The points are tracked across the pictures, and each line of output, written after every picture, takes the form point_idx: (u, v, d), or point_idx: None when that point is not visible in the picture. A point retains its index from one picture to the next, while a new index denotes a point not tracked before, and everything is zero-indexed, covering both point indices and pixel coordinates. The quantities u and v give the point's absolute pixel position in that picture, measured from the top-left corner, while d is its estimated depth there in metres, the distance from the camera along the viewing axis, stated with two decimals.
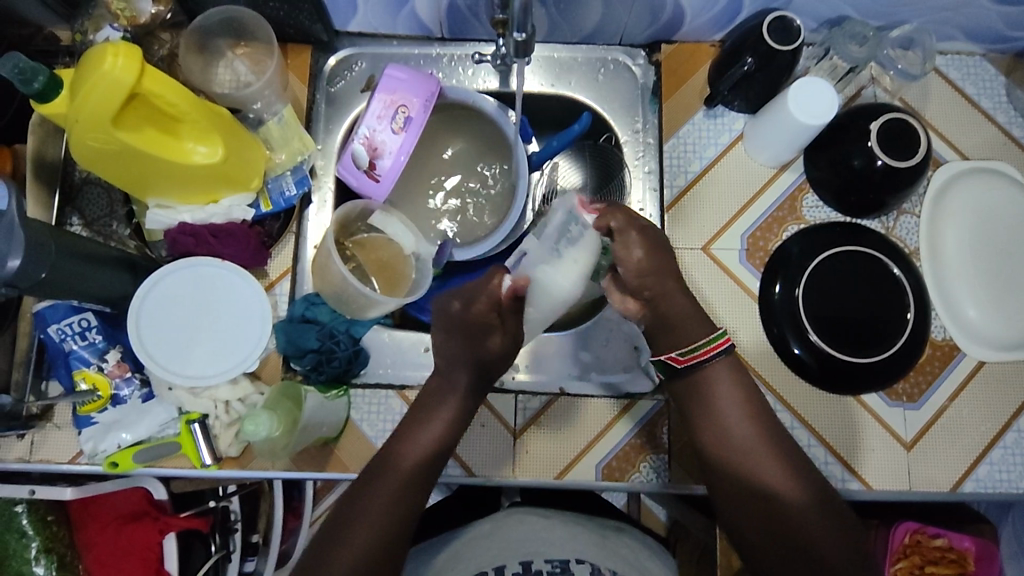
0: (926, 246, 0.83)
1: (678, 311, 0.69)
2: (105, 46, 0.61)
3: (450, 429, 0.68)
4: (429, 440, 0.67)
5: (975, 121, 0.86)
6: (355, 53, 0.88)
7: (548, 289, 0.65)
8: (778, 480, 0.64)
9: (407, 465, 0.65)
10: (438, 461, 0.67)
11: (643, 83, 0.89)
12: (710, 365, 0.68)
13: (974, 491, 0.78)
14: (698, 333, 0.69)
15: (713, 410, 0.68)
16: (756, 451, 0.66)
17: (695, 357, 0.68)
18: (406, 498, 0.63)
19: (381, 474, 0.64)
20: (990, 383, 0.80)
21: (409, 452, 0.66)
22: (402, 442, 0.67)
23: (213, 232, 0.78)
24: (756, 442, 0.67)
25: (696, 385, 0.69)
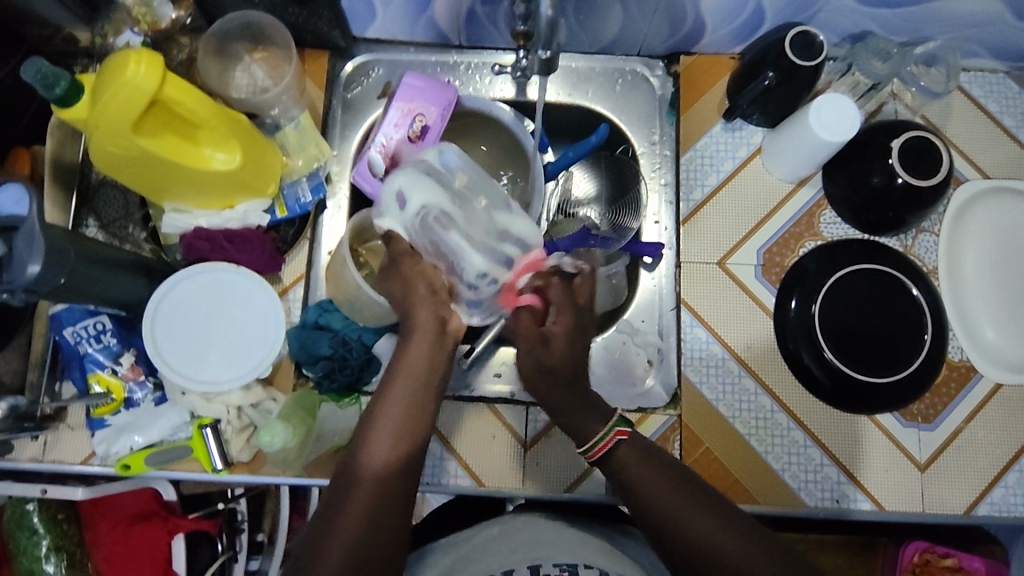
0: (945, 264, 0.82)
1: (570, 409, 0.62)
2: (128, 53, 0.61)
3: (412, 413, 0.59)
4: (393, 435, 0.58)
5: (996, 139, 0.85)
6: (372, 59, 0.88)
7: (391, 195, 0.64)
8: (729, 535, 0.57)
9: (373, 470, 0.57)
10: (408, 455, 0.58)
11: (661, 94, 0.88)
12: (615, 453, 0.61)
13: (988, 515, 0.77)
14: (594, 427, 0.62)
15: (630, 486, 0.60)
16: (680, 500, 0.59)
17: (603, 446, 0.61)
18: (387, 510, 0.56)
19: (345, 487, 0.56)
20: (1006, 405, 0.80)
21: (376, 456, 0.57)
22: (364, 446, 0.58)
23: (228, 237, 0.78)
24: (675, 485, 0.60)
25: (615, 474, 0.61)
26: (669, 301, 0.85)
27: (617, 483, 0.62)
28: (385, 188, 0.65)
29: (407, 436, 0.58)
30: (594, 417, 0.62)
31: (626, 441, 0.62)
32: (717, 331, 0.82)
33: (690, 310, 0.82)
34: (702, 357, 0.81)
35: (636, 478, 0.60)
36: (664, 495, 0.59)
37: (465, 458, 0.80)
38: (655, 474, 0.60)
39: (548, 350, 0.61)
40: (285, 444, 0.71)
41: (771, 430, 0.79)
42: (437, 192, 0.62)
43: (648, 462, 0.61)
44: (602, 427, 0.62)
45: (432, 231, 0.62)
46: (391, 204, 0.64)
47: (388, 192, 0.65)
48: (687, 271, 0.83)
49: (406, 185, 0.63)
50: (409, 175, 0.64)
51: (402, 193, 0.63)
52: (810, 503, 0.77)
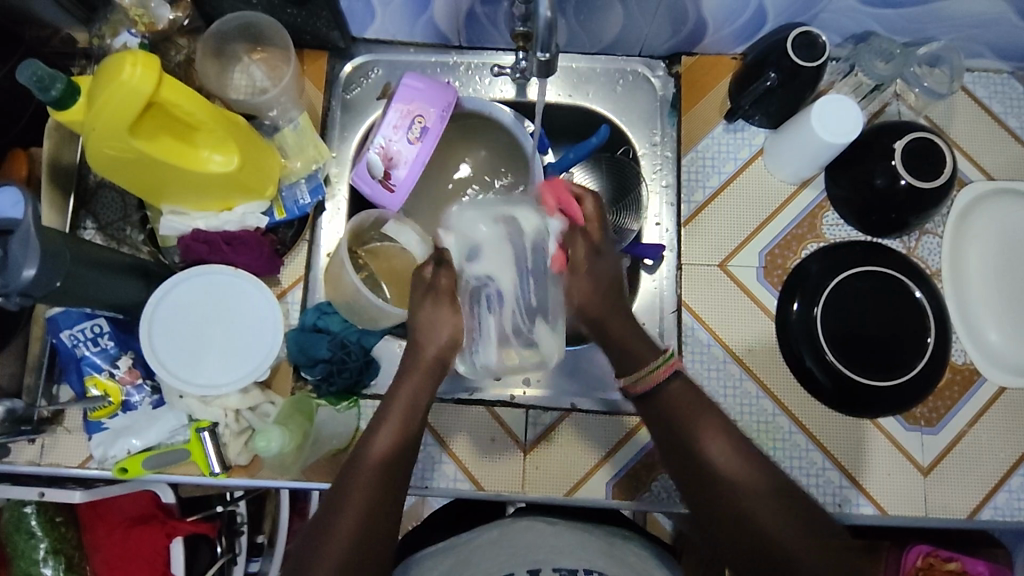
0: (949, 266, 0.81)
1: (627, 333, 0.65)
2: (124, 55, 0.61)
3: (416, 406, 0.64)
4: (399, 424, 0.63)
5: (1001, 140, 0.84)
6: (371, 59, 0.88)
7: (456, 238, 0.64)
8: (736, 471, 0.60)
9: (378, 456, 0.61)
10: (409, 445, 0.63)
11: (662, 95, 0.87)
12: (664, 389, 0.63)
13: (991, 519, 0.76)
14: (646, 355, 0.64)
15: (674, 422, 0.62)
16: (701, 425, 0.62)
17: (659, 374, 0.63)
18: (388, 494, 0.60)
19: (354, 469, 0.60)
20: (1010, 409, 0.79)
21: (380, 443, 0.62)
22: (372, 433, 0.63)
23: (226, 239, 0.78)
24: (700, 414, 0.62)
25: (659, 406, 0.63)
26: (670, 303, 0.83)
27: (656, 414, 0.64)
28: (466, 217, 0.64)
29: (409, 426, 0.63)
30: (646, 348, 0.65)
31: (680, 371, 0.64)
32: (718, 333, 0.81)
33: (691, 313, 0.81)
34: (703, 360, 0.80)
35: (681, 410, 0.62)
36: (705, 438, 0.61)
37: (464, 462, 0.80)
38: (703, 415, 0.62)
39: (599, 272, 0.66)
40: (281, 447, 0.69)
41: (773, 433, 0.78)
42: (505, 274, 0.62)
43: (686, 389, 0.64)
44: (655, 359, 0.64)
45: (483, 301, 0.63)
46: (461, 244, 0.64)
47: (462, 224, 0.64)
48: (688, 273, 0.82)
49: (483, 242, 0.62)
50: (492, 237, 0.62)
51: (479, 244, 0.63)
52: None
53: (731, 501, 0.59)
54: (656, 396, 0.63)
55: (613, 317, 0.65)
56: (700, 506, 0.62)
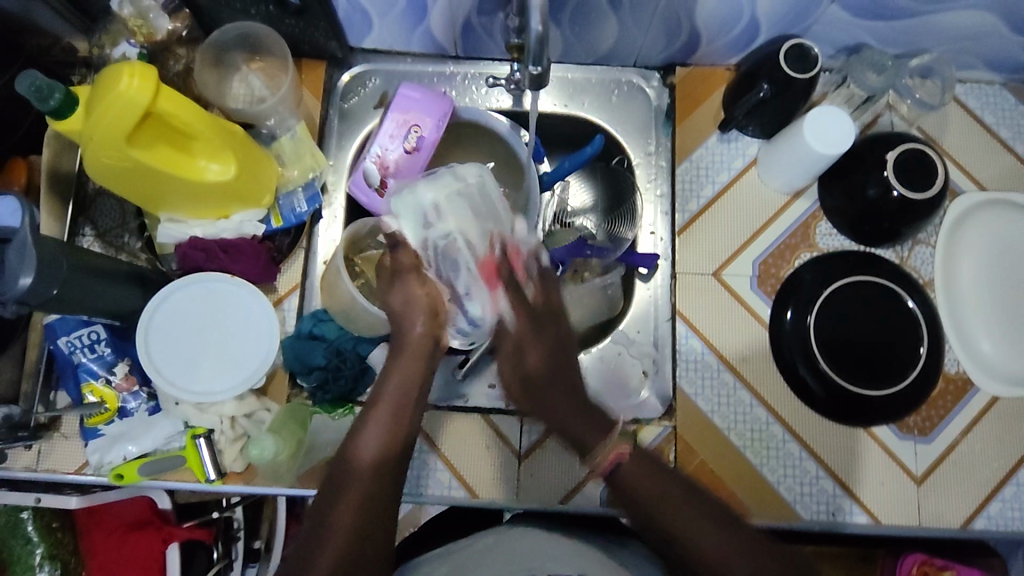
0: (941, 276, 0.82)
1: (572, 419, 0.62)
2: (121, 66, 0.62)
3: (406, 407, 0.61)
4: (387, 423, 0.59)
5: (992, 150, 0.85)
6: (369, 69, 0.88)
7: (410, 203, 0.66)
8: (732, 553, 0.56)
9: (366, 459, 0.57)
10: (399, 450, 0.59)
11: (657, 105, 0.88)
12: (620, 472, 0.60)
13: (985, 529, 0.76)
14: (595, 439, 0.61)
15: (640, 507, 0.59)
16: (682, 506, 0.58)
17: (607, 463, 0.60)
18: (380, 498, 0.56)
19: (341, 475, 0.56)
20: (1003, 418, 0.79)
21: (367, 447, 0.58)
22: (359, 436, 0.59)
23: (223, 247, 0.78)
24: (678, 499, 0.58)
25: (620, 485, 0.60)
26: (664, 311, 0.84)
27: (622, 498, 0.60)
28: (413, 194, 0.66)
29: (400, 426, 0.60)
30: (595, 427, 0.62)
31: (630, 458, 0.60)
32: (712, 342, 0.81)
33: (685, 321, 0.82)
34: (697, 368, 0.81)
35: (646, 492, 0.59)
36: (680, 524, 0.57)
37: (458, 468, 0.80)
38: (672, 500, 0.58)
39: (525, 370, 0.63)
40: (275, 455, 0.75)
41: (767, 442, 0.78)
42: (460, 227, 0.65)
43: (653, 471, 0.60)
44: (607, 439, 0.61)
45: (452, 258, 0.65)
46: (412, 217, 0.65)
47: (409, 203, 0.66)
48: (682, 282, 0.83)
49: (436, 204, 0.65)
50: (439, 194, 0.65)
51: (428, 209, 0.65)
52: (806, 516, 0.76)
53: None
54: (618, 476, 0.60)
55: (548, 404, 0.62)
56: None
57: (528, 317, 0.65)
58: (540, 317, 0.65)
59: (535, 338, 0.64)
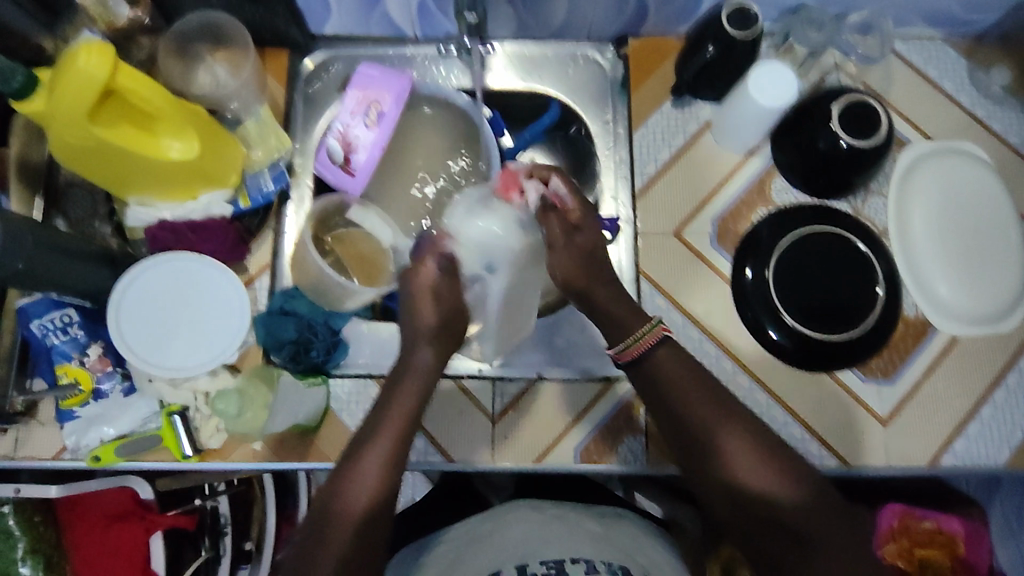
0: (895, 224, 0.83)
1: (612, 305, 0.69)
2: (80, 44, 0.63)
3: (405, 440, 0.63)
4: (382, 463, 0.61)
5: (940, 103, 0.87)
6: (331, 55, 0.91)
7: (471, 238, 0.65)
8: (750, 457, 0.60)
9: (357, 500, 0.59)
10: (394, 487, 0.61)
11: (612, 76, 0.90)
12: (651, 355, 0.65)
13: (952, 466, 0.78)
14: (636, 324, 0.67)
15: (663, 390, 0.63)
16: (703, 407, 0.62)
17: (640, 347, 0.65)
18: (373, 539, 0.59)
19: (330, 512, 0.59)
20: (963, 358, 0.81)
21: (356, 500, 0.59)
22: (353, 474, 0.60)
23: (192, 227, 0.80)
24: (699, 396, 0.62)
25: (646, 371, 0.65)
26: (629, 273, 0.85)
27: (644, 376, 0.65)
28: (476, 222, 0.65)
29: (399, 462, 0.62)
30: (642, 316, 0.68)
31: (658, 350, 0.65)
32: (676, 300, 0.83)
33: (650, 281, 0.83)
34: (663, 327, 0.82)
35: (668, 382, 0.63)
36: (696, 415, 0.62)
37: (433, 433, 0.80)
38: (694, 393, 0.62)
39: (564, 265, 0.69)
40: (241, 413, 0.75)
41: (735, 392, 0.80)
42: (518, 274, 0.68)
43: (682, 369, 0.64)
44: (643, 326, 0.66)
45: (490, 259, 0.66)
46: (476, 256, 0.66)
47: (479, 245, 0.65)
48: (645, 243, 0.85)
49: (507, 261, 0.66)
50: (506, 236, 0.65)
51: (495, 262, 0.66)
52: None
53: (734, 487, 0.60)
54: (643, 359, 0.65)
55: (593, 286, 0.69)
56: (717, 498, 0.62)
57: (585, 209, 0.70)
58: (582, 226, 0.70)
59: (589, 226, 0.70)
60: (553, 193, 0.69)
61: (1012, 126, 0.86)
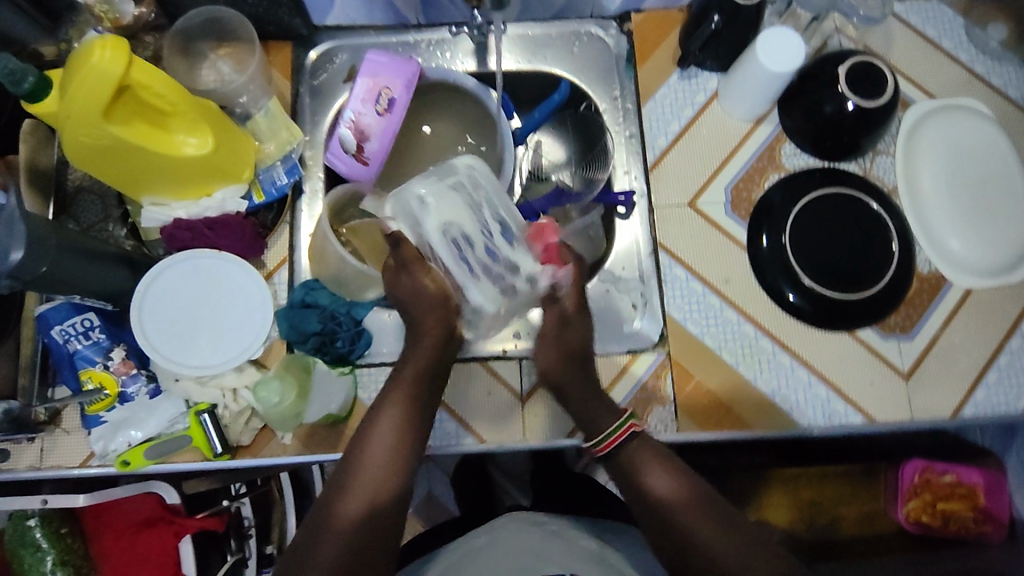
0: (904, 182, 0.85)
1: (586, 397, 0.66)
2: (93, 40, 0.62)
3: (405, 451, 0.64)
4: (381, 470, 0.62)
5: (939, 61, 0.88)
6: (335, 46, 0.90)
7: (395, 201, 0.65)
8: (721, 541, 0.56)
9: (352, 511, 0.60)
10: (393, 496, 0.62)
11: (617, 52, 0.90)
12: (624, 452, 0.62)
13: (974, 415, 0.79)
14: (607, 422, 0.64)
15: (636, 483, 0.61)
16: (678, 491, 0.59)
17: (611, 443, 0.62)
18: (373, 537, 0.60)
19: (323, 524, 0.59)
20: (979, 309, 0.82)
21: (351, 506, 0.60)
22: (349, 489, 0.61)
23: (208, 225, 0.79)
24: (671, 479, 0.60)
25: (620, 464, 0.62)
26: (646, 246, 0.85)
27: (619, 472, 0.63)
28: (398, 188, 0.65)
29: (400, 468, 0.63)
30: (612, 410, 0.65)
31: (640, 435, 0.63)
32: (695, 269, 0.84)
33: (668, 252, 0.84)
34: (684, 296, 0.83)
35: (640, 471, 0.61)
36: (669, 499, 0.59)
37: (461, 415, 0.81)
38: (663, 478, 0.60)
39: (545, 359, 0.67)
40: (281, 399, 0.76)
41: (758, 356, 0.81)
42: (460, 215, 0.62)
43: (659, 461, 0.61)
44: (616, 421, 0.64)
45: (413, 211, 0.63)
46: (403, 215, 0.64)
47: (402, 201, 0.64)
48: (660, 215, 0.85)
49: (426, 198, 0.62)
50: (427, 184, 0.63)
51: (420, 201, 0.62)
52: (803, 423, 0.79)
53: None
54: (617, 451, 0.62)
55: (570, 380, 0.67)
56: None
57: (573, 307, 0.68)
58: (564, 317, 0.67)
59: (554, 336, 0.67)
60: (559, 279, 0.67)
61: (1011, 81, 0.88)
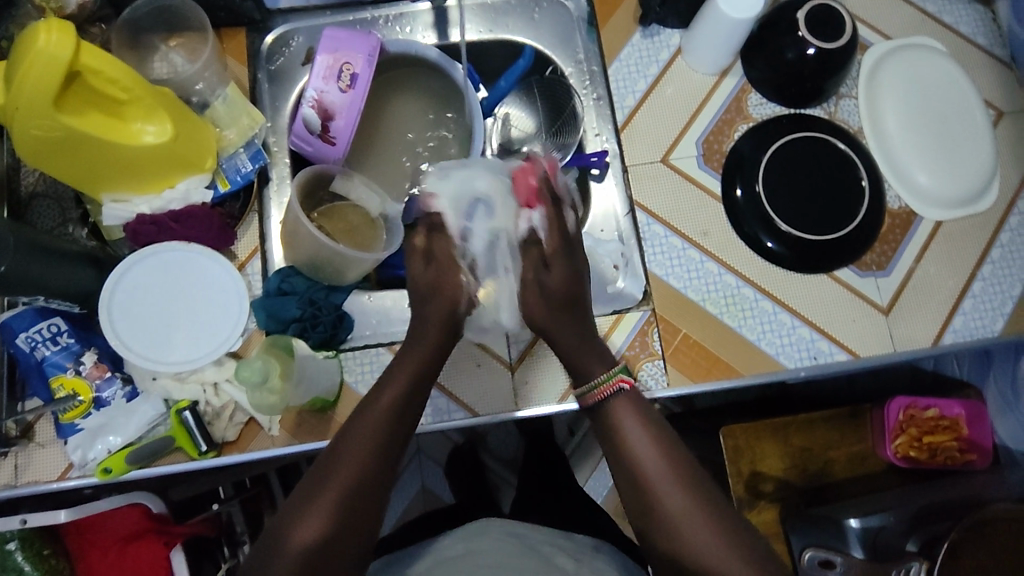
0: (869, 122, 0.86)
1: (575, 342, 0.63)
2: (36, 24, 0.59)
3: (381, 450, 0.57)
4: (347, 474, 0.55)
5: (892, 4, 0.90)
6: (290, 28, 0.88)
7: (455, 185, 0.63)
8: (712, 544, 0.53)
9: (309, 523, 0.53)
10: (359, 505, 0.55)
11: (578, 15, 0.90)
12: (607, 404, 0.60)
13: (954, 342, 0.81)
14: (596, 369, 0.62)
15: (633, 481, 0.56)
16: (670, 490, 0.55)
17: (603, 392, 0.60)
18: (335, 554, 0.53)
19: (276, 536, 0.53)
20: (950, 240, 0.84)
21: (309, 521, 0.53)
22: (307, 497, 0.54)
23: (173, 217, 0.77)
24: (670, 481, 0.55)
25: (606, 416, 0.60)
26: (623, 206, 0.85)
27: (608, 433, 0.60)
28: (463, 177, 0.63)
29: (372, 474, 0.56)
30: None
31: (626, 391, 0.60)
32: (673, 225, 0.84)
33: (646, 210, 0.84)
34: (664, 252, 0.83)
35: (638, 467, 0.56)
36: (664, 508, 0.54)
37: (452, 391, 0.79)
38: (659, 476, 0.55)
39: (546, 286, 0.62)
40: (267, 380, 0.70)
41: (741, 305, 0.81)
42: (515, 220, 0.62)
43: (657, 445, 0.57)
44: (603, 374, 0.61)
45: (471, 205, 0.62)
46: (461, 202, 0.62)
47: (462, 189, 0.63)
48: (634, 173, 0.85)
49: (487, 197, 0.62)
50: (494, 188, 0.62)
51: (483, 200, 0.62)
52: (791, 365, 0.80)
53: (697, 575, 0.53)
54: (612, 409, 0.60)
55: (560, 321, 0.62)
56: None
57: (562, 238, 0.62)
58: (573, 242, 0.63)
59: (563, 257, 0.62)
60: (538, 221, 0.62)
61: (961, 18, 0.90)
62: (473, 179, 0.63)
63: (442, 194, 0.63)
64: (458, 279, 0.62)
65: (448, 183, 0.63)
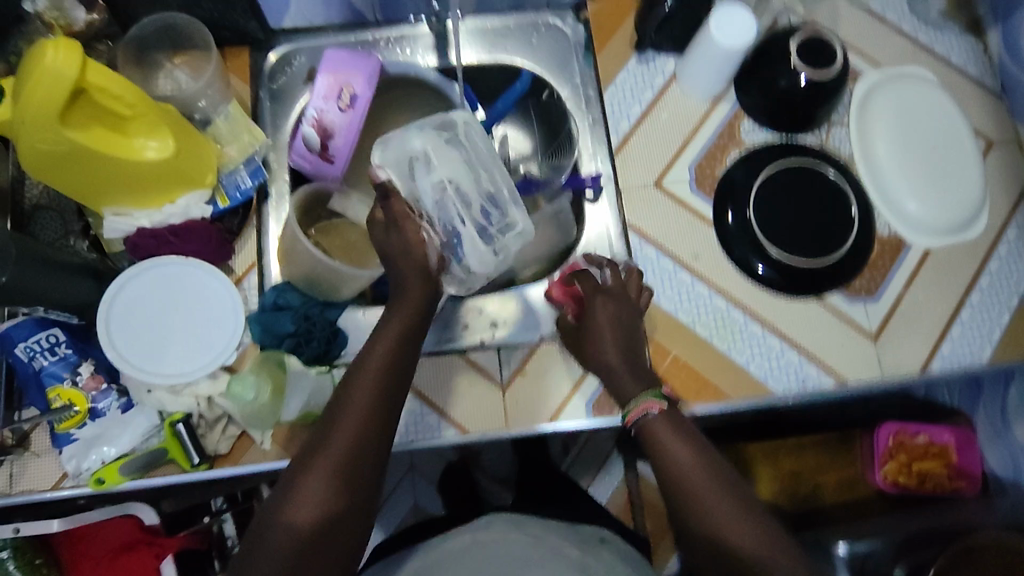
0: (859, 150, 0.87)
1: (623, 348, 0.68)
2: (45, 41, 0.61)
3: (364, 443, 0.57)
4: (328, 472, 0.55)
5: (884, 34, 0.92)
6: (293, 48, 0.90)
7: (397, 150, 0.65)
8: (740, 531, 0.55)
9: (297, 517, 0.54)
10: (348, 496, 0.56)
11: (575, 40, 0.92)
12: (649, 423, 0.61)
13: (942, 369, 0.82)
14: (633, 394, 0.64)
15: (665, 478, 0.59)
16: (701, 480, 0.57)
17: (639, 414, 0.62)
18: (323, 549, 0.54)
19: (265, 531, 0.54)
20: (939, 267, 0.84)
21: (295, 516, 0.54)
22: (292, 494, 0.55)
23: (173, 231, 0.78)
24: (701, 475, 0.57)
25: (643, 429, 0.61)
26: (616, 228, 0.86)
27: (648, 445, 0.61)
28: (402, 142, 0.65)
29: (351, 469, 0.56)
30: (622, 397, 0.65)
31: (658, 412, 0.61)
32: (666, 247, 0.85)
33: (638, 232, 0.85)
34: (655, 274, 0.84)
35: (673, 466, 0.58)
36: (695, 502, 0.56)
37: (445, 409, 0.80)
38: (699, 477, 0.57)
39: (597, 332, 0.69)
40: (257, 396, 0.75)
41: (731, 328, 0.82)
42: (463, 175, 0.65)
43: (689, 442, 0.59)
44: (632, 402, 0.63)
45: (411, 167, 0.64)
46: (400, 162, 0.64)
47: (401, 151, 0.64)
48: (628, 196, 0.86)
49: (427, 153, 0.64)
50: (432, 143, 0.65)
51: (422, 158, 0.64)
52: (779, 389, 0.80)
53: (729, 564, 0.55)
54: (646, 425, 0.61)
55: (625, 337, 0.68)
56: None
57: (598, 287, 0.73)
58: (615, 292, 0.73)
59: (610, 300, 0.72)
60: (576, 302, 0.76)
61: (952, 49, 0.92)
62: (408, 139, 0.65)
63: (386, 162, 0.64)
64: (422, 237, 0.64)
65: (389, 149, 0.65)
